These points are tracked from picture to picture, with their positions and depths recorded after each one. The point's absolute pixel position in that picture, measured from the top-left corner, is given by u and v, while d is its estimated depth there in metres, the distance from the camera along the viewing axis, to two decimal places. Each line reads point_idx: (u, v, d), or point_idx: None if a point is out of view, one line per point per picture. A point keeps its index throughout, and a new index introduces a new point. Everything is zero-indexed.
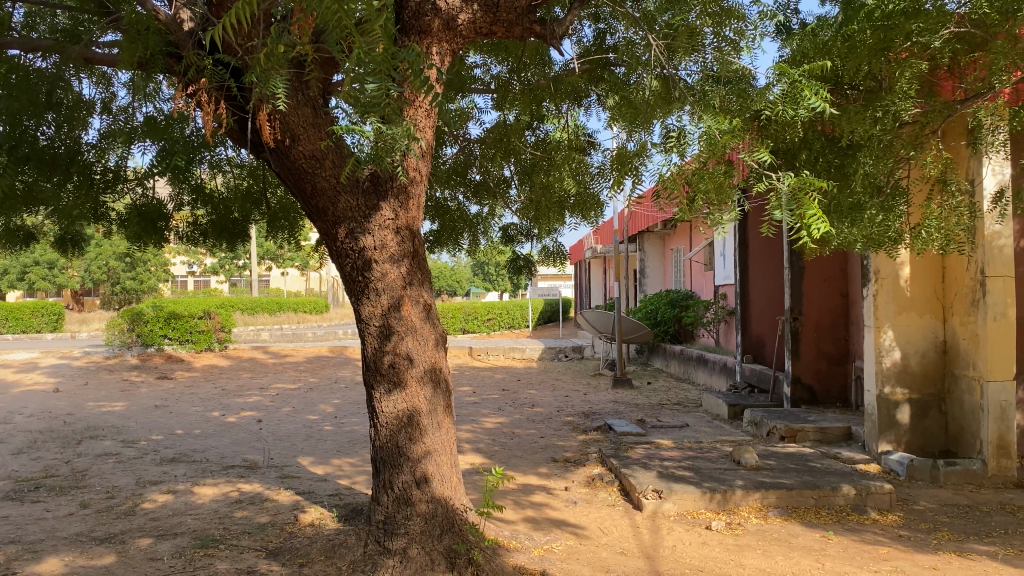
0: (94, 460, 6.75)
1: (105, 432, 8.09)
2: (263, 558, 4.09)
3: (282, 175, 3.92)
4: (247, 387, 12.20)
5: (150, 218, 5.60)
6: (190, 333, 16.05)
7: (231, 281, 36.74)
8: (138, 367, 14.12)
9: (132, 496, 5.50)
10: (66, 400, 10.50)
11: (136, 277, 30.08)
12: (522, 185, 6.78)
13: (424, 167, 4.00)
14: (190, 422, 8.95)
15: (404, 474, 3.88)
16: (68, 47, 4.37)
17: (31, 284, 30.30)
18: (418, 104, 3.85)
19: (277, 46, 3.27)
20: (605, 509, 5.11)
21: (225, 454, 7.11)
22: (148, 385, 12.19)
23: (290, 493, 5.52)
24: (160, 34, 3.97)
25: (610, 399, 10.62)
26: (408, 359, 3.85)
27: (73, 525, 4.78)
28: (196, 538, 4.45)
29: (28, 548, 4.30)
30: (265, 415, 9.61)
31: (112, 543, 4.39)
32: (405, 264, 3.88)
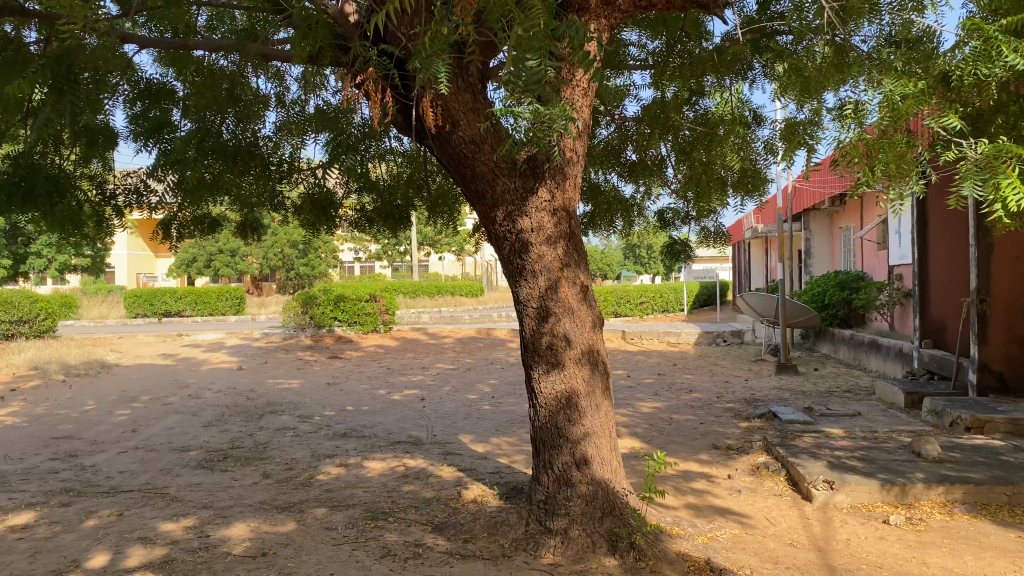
0: (274, 434, 7.22)
1: (283, 408, 8.64)
2: (430, 532, 4.22)
3: (443, 160, 4.00)
4: (409, 368, 12.67)
5: (323, 205, 5.86)
6: (358, 316, 16.82)
7: (393, 266, 38.34)
8: (311, 347, 15.00)
9: (309, 468, 5.86)
10: (248, 377, 11.31)
11: (308, 262, 32.30)
12: (680, 164, 6.62)
13: (581, 147, 3.98)
14: (359, 399, 9.39)
15: (564, 455, 3.89)
16: (248, 46, 4.59)
17: (216, 271, 32.41)
18: (577, 82, 3.83)
19: (442, 29, 3.27)
20: (772, 499, 4.91)
21: (392, 431, 7.41)
22: (321, 364, 12.91)
23: (453, 470, 5.69)
24: (328, 28, 4.06)
25: (774, 386, 10.21)
26: (565, 340, 3.85)
27: (258, 494, 5.12)
28: (367, 509, 4.66)
29: (220, 513, 4.66)
30: (428, 393, 9.96)
31: (292, 511, 4.68)
32: (561, 245, 3.86)
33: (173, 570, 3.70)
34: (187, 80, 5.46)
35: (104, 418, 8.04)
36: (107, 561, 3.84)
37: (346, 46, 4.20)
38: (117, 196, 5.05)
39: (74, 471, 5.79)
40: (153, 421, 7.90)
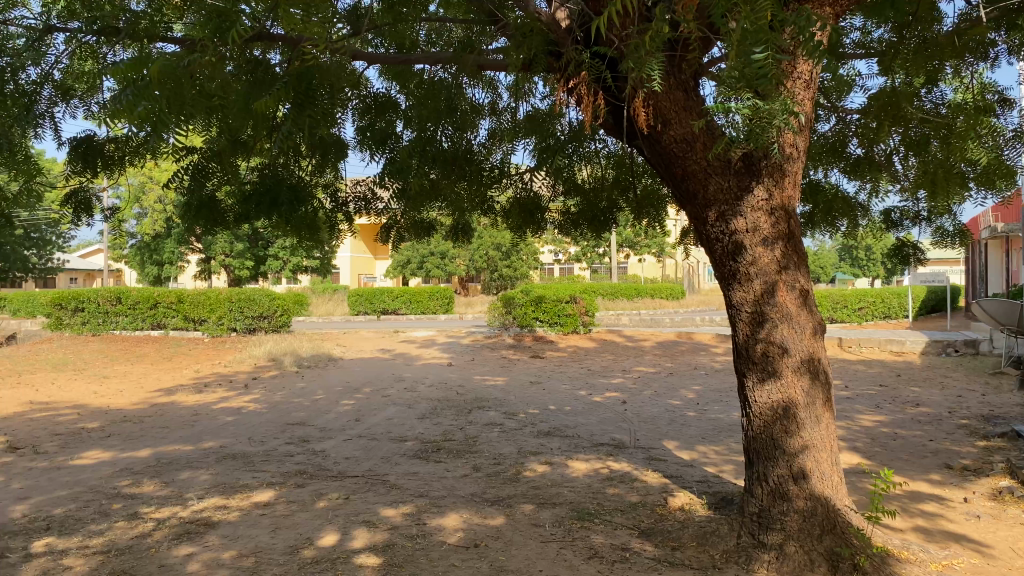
0: (482, 429, 7.48)
1: (490, 404, 8.94)
2: (636, 537, 4.19)
3: (653, 160, 3.94)
4: (611, 369, 12.68)
5: (530, 210, 6.00)
6: (559, 316, 17.03)
7: (593, 268, 38.56)
8: (515, 347, 15.40)
9: (517, 464, 6.01)
10: (457, 373, 11.81)
11: (511, 264, 33.33)
12: (911, 158, 6.14)
13: (802, 142, 3.79)
14: (562, 399, 9.52)
15: (780, 468, 3.72)
16: (466, 57, 4.78)
17: (427, 272, 34.13)
18: (797, 74, 3.68)
19: (659, 28, 3.22)
20: (1018, 528, 4.42)
21: (596, 432, 7.44)
22: (525, 363, 13.22)
23: (658, 475, 5.62)
24: (542, 36, 4.08)
25: (1017, 403, 9.20)
26: (782, 347, 3.68)
27: (469, 486, 5.33)
28: (573, 509, 4.71)
29: (434, 503, 4.89)
30: (630, 396, 9.91)
31: (502, 505, 4.82)
32: (779, 247, 3.70)
33: (394, 553, 3.93)
34: (410, 91, 5.58)
35: (331, 407, 8.70)
36: (336, 541, 4.15)
37: (558, 52, 4.23)
38: (347, 203, 5.47)
39: (307, 454, 6.31)
40: (373, 411, 8.46)
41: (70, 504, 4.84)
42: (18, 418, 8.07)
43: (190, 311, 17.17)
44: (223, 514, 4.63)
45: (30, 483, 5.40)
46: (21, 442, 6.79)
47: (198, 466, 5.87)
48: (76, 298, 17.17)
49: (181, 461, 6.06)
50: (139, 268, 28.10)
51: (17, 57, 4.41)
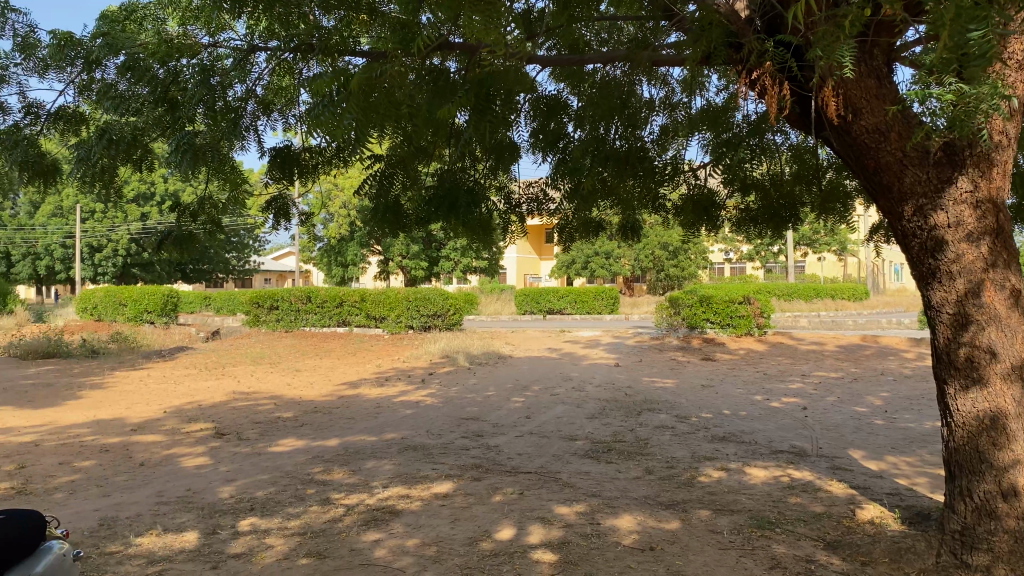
0: (653, 431, 7.38)
1: (661, 406, 8.81)
2: (822, 549, 3.99)
3: (842, 152, 3.71)
4: (787, 374, 12.15)
5: (704, 207, 5.57)
6: (731, 318, 16.51)
7: (765, 267, 37.17)
8: (685, 348, 15.10)
9: (690, 468, 5.89)
10: (626, 374, 11.74)
11: (678, 264, 32.78)
12: None
13: (1014, 128, 3.46)
14: (736, 403, 9.24)
15: (987, 484, 3.42)
16: (640, 54, 4.67)
17: (592, 271, 34.18)
18: (1010, 53, 3.37)
19: (858, 13, 3.00)
20: None
21: (773, 439, 7.16)
22: (694, 365, 12.94)
23: (844, 486, 5.33)
24: (722, 28, 3.92)
25: None
26: (989, 353, 3.39)
27: (642, 488, 5.28)
28: (752, 517, 4.55)
29: (608, 503, 4.88)
30: (810, 402, 9.45)
31: (677, 509, 4.74)
32: (986, 243, 3.41)
33: (569, 551, 3.96)
34: (586, 91, 5.47)
35: (503, 404, 8.90)
36: (512, 535, 4.23)
37: (739, 43, 4.05)
38: (520, 205, 5.50)
39: (482, 449, 6.49)
40: (544, 409, 8.56)
41: (270, 488, 5.23)
42: (223, 406, 8.82)
43: (371, 309, 18.10)
44: (406, 503, 4.84)
45: (235, 466, 5.89)
46: (228, 429, 7.44)
47: (381, 456, 6.18)
48: (271, 297, 18.54)
49: (366, 451, 6.40)
50: (323, 269, 29.97)
51: (224, 75, 4.81)
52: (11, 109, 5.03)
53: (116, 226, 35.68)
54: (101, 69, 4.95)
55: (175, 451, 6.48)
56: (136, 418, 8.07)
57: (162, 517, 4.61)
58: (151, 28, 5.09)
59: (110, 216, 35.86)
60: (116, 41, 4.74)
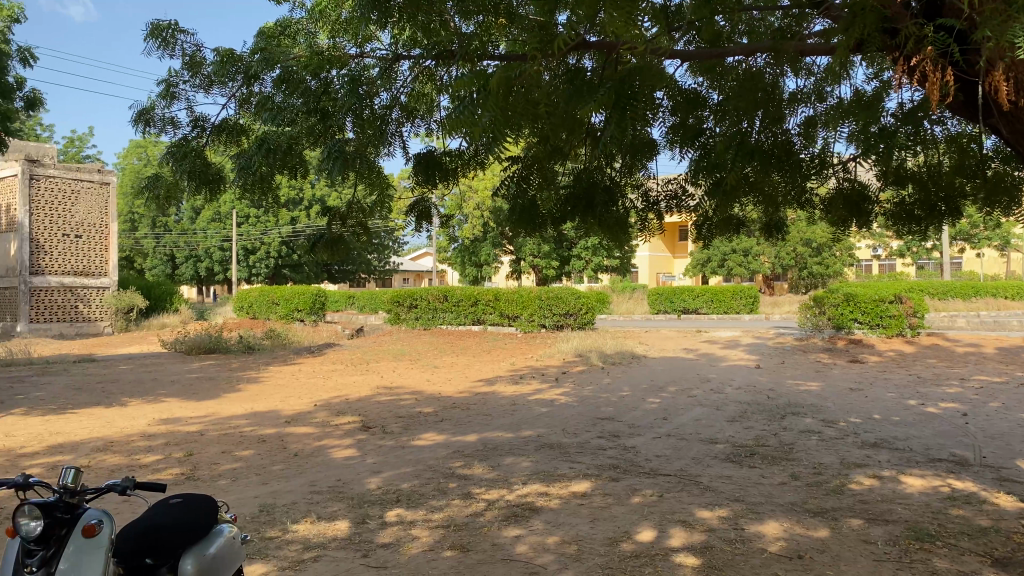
0: (798, 436, 7.11)
1: (805, 410, 8.48)
2: (990, 566, 3.73)
3: (1014, 139, 3.47)
4: (945, 377, 11.41)
5: (856, 202, 5.35)
6: (882, 318, 15.67)
7: (917, 264, 35.06)
8: (830, 349, 14.46)
9: (840, 475, 5.64)
10: (767, 376, 11.37)
11: (822, 261, 31.48)
12: None
13: None
14: (888, 408, 8.76)
15: None
16: (785, 44, 4.52)
17: (729, 269, 33.34)
18: None
19: None
20: None
21: (931, 447, 6.74)
22: (841, 368, 12.37)
23: (1013, 499, 4.95)
24: (877, 13, 3.69)
25: None
26: None
27: (788, 494, 5.10)
28: (910, 529, 4.31)
29: (752, 509, 4.74)
30: (971, 408, 8.84)
31: (826, 518, 4.55)
32: None
33: (713, 556, 3.88)
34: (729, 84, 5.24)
35: (639, 405, 8.82)
36: (653, 537, 4.19)
37: (895, 29, 3.85)
38: (659, 202, 5.40)
39: (619, 450, 6.46)
40: (681, 411, 8.42)
41: (414, 481, 5.41)
42: (368, 401, 9.19)
43: (505, 308, 18.34)
44: (546, 501, 4.89)
45: (381, 459, 6.12)
46: (373, 422, 7.74)
47: (520, 453, 6.26)
48: (410, 296, 19.20)
49: (504, 448, 6.50)
50: (458, 268, 30.66)
51: (372, 84, 5.02)
52: (180, 122, 5.41)
53: (268, 230, 37.92)
54: (259, 83, 5.27)
55: (325, 442, 6.81)
56: (289, 410, 8.54)
57: (316, 505, 4.85)
58: (304, 42, 5.35)
59: (262, 220, 38.08)
60: (273, 56, 5.08)
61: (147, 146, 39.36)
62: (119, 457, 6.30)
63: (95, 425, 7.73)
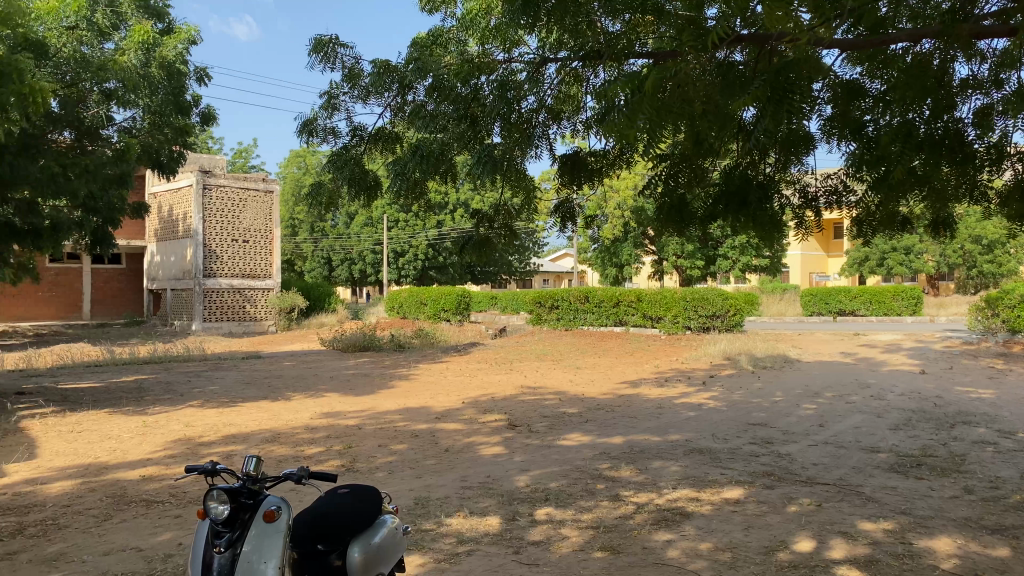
0: (971, 447, 6.63)
1: (978, 419, 7.89)
2: None
3: None
4: None
5: None
6: None
7: None
8: (1005, 355, 13.39)
9: (1020, 491, 5.21)
10: (934, 382, 10.66)
11: (994, 259, 29.22)
12: None
13: None
14: None
15: None
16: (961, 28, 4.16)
17: (888, 268, 31.52)
18: None
19: None
20: None
21: None
22: (1018, 374, 11.43)
23: None
24: None
25: None
26: None
27: (961, 509, 4.76)
28: None
29: (921, 523, 4.47)
30: None
31: (1006, 536, 4.22)
32: None
33: (880, 571, 3.68)
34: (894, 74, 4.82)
35: (792, 410, 8.49)
36: (813, 548, 4.03)
37: None
38: (816, 198, 5.24)
39: (772, 456, 6.25)
40: (838, 417, 8.04)
41: (562, 480, 5.45)
42: (514, 400, 9.34)
43: (648, 309, 18.11)
44: (697, 506, 4.80)
45: (529, 457, 6.20)
46: (519, 421, 7.86)
47: (668, 457, 6.17)
48: (553, 297, 19.38)
49: (652, 451, 6.43)
50: (600, 269, 30.60)
51: (518, 89, 5.06)
52: (340, 132, 5.73)
53: (416, 233, 39.26)
54: (412, 92, 5.48)
55: (474, 439, 6.98)
56: (438, 407, 8.80)
57: (467, 500, 4.98)
58: (455, 51, 5.53)
59: (410, 223, 39.43)
60: (424, 65, 5.27)
61: (305, 155, 41.62)
62: (285, 448, 6.70)
63: (262, 418, 8.26)
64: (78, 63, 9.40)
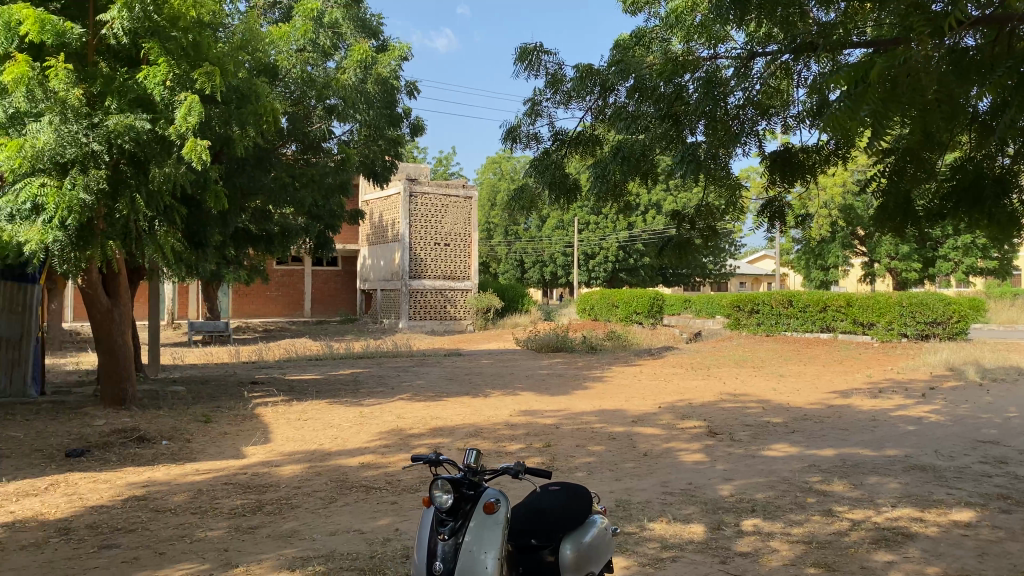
0: None
1: None
2: None
3: None
4: None
5: None
6: None
7: None
8: None
9: None
10: None
11: None
12: None
13: None
14: None
15: None
16: None
17: None
18: None
19: None
20: None
21: None
22: None
23: None
24: None
25: None
26: None
27: None
28: None
29: None
30: None
31: None
32: None
33: None
34: None
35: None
36: None
37: None
38: None
39: (1008, 478, 5.67)
40: None
41: (769, 492, 5.25)
42: (713, 406, 9.11)
43: (859, 315, 17.04)
44: (921, 527, 4.45)
45: (732, 466, 6.02)
46: (720, 428, 7.65)
47: (885, 473, 5.77)
48: (752, 300, 18.78)
49: (866, 466, 6.03)
50: (805, 271, 29.19)
51: (725, 86, 4.89)
52: (543, 137, 5.86)
53: (608, 235, 39.30)
54: (613, 95, 5.45)
55: (674, 445, 6.88)
56: (636, 410, 8.76)
57: (670, 506, 4.91)
58: (657, 50, 5.47)
59: (602, 225, 39.49)
60: (627, 66, 5.27)
61: (502, 161, 42.96)
62: (488, 443, 6.94)
63: (465, 413, 8.60)
64: (304, 82, 10.19)
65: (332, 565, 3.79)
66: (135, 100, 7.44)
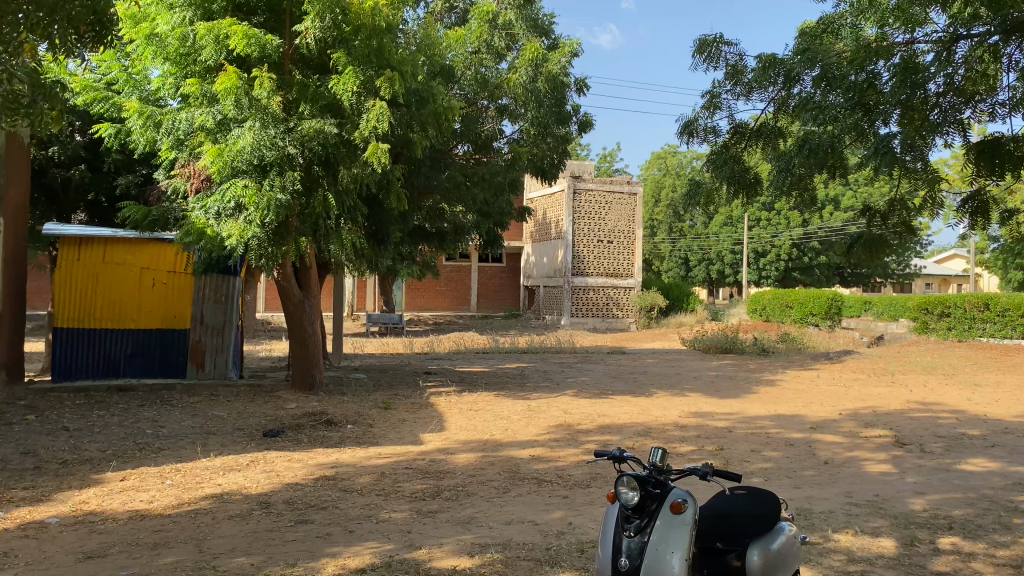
0: None
1: None
2: None
3: None
4: None
5: None
6: None
7: None
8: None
9: None
10: None
11: None
12: None
13: None
14: None
15: None
16: None
17: None
18: None
19: None
20: None
21: None
22: None
23: None
24: None
25: None
26: None
27: None
28: None
29: None
30: None
31: None
32: None
33: None
34: None
35: None
36: None
37: None
38: None
39: None
40: None
41: (967, 509, 4.86)
42: (900, 415, 8.54)
43: None
44: None
45: (924, 479, 5.63)
46: (909, 439, 7.16)
47: None
48: (942, 302, 17.48)
49: None
50: (1003, 271, 26.78)
51: (922, 70, 4.55)
52: (721, 130, 5.69)
53: (779, 232, 37.79)
54: (799, 84, 5.18)
55: (857, 453, 6.52)
56: (814, 417, 8.37)
57: (856, 517, 4.66)
58: (847, 37, 5.21)
59: (773, 222, 38.00)
60: (814, 54, 5.04)
61: (667, 156, 42.32)
62: (658, 442, 6.86)
63: (634, 412, 8.55)
64: (478, 83, 10.67)
65: (510, 553, 3.88)
66: (327, 106, 7.97)
